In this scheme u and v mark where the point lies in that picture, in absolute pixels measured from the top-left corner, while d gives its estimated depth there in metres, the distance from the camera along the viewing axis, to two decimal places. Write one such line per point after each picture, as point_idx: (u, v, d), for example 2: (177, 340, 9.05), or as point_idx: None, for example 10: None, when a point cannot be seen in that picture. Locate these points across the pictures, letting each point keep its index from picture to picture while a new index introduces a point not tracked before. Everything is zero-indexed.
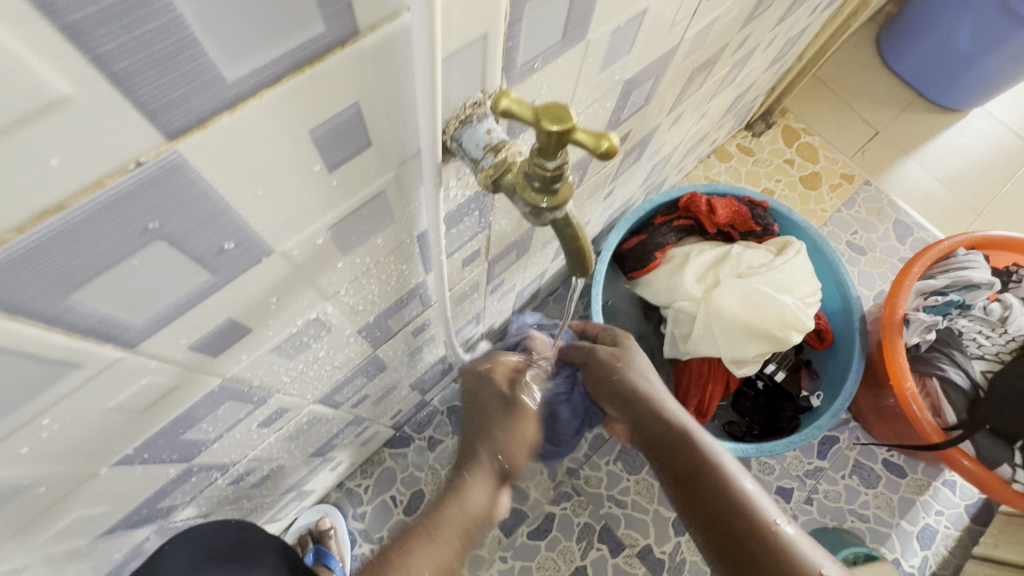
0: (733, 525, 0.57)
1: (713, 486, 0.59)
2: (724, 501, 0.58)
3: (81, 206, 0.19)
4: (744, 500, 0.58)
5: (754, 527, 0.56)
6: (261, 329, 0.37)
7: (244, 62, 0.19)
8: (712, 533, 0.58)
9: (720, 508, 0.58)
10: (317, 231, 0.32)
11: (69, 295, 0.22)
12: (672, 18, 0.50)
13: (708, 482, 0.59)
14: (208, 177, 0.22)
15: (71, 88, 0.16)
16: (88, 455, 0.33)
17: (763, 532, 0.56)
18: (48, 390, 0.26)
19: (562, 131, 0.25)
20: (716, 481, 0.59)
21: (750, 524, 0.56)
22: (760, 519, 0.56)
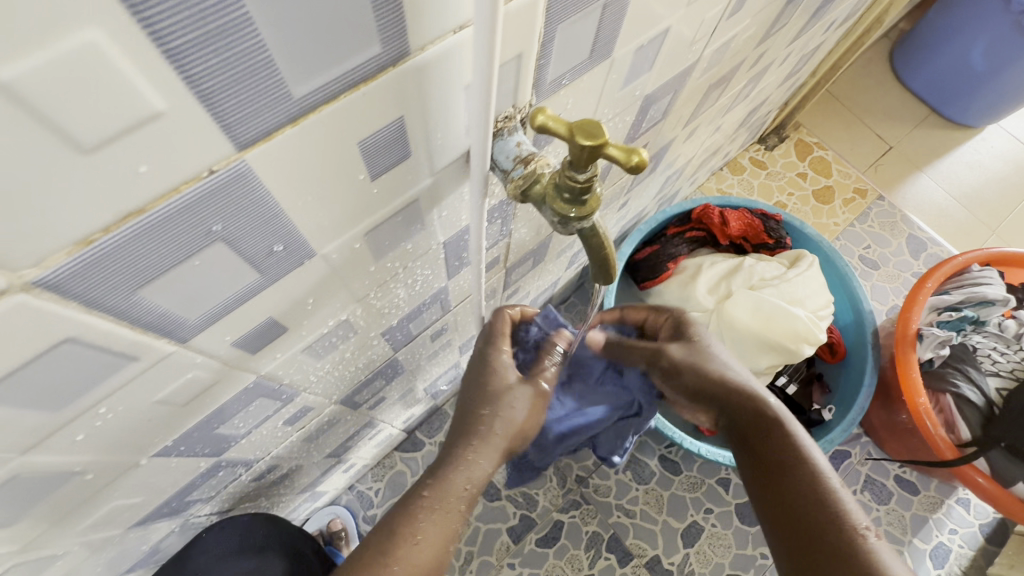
0: (810, 517, 0.49)
1: (800, 477, 0.51)
2: (813, 496, 0.50)
3: (158, 209, 0.21)
4: (832, 499, 0.49)
5: (839, 529, 0.48)
6: (296, 329, 0.38)
7: (310, 80, 0.21)
8: (792, 538, 0.49)
9: (800, 501, 0.50)
10: (355, 236, 0.34)
11: (137, 290, 0.24)
12: (690, 38, 0.51)
13: (791, 476, 0.51)
14: (266, 184, 0.24)
15: (164, 105, 0.18)
16: (134, 443, 0.35)
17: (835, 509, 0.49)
18: (107, 381, 0.28)
19: (594, 146, 0.27)
20: (804, 468, 0.51)
21: (836, 517, 0.48)
22: (850, 523, 0.48)
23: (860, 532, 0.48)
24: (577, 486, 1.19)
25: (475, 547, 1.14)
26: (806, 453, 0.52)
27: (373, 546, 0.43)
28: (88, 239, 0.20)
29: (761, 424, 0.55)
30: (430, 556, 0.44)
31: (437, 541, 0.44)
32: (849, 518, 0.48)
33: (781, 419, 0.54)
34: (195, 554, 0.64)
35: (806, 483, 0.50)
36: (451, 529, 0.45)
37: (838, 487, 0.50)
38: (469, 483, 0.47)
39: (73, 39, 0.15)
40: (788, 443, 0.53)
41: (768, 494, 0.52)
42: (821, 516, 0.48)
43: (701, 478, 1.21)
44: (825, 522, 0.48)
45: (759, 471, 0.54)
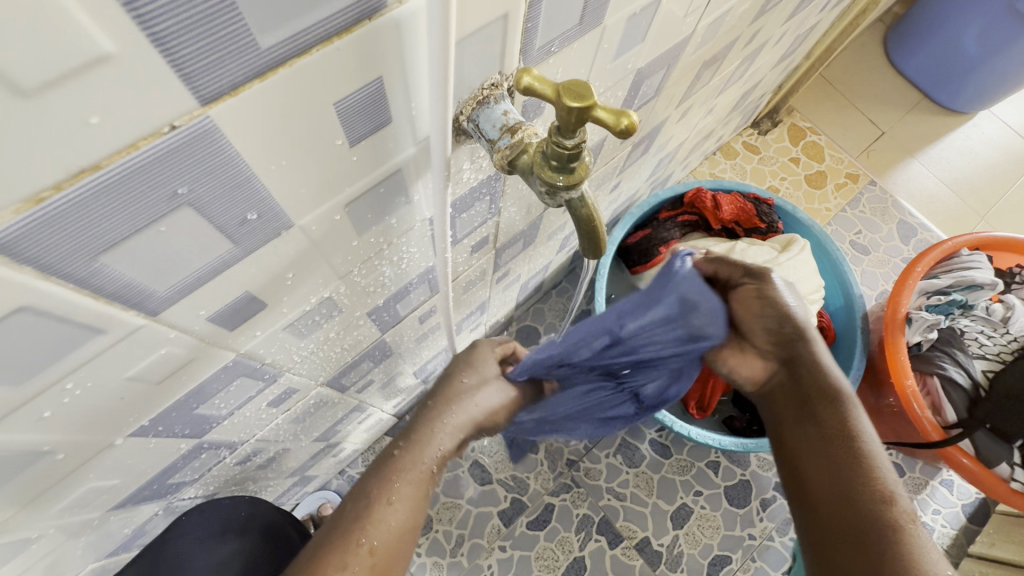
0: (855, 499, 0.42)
1: (834, 443, 0.44)
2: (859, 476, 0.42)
3: (114, 166, 0.20)
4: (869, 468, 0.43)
5: (868, 508, 0.41)
6: (276, 305, 0.37)
7: (279, 29, 0.20)
8: (818, 513, 0.43)
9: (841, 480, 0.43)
10: (334, 208, 0.32)
11: (97, 257, 0.23)
12: (683, 10, 0.50)
13: (826, 439, 0.45)
14: (235, 144, 0.23)
15: (114, 47, 0.17)
16: (107, 423, 0.34)
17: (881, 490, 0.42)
18: (73, 354, 0.26)
19: (582, 108, 0.26)
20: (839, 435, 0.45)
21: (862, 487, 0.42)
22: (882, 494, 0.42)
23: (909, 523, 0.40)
24: (568, 470, 1.20)
25: (466, 530, 1.15)
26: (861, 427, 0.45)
27: (348, 515, 0.43)
28: (37, 198, 0.19)
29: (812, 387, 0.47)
30: (408, 515, 0.45)
31: (414, 502, 0.46)
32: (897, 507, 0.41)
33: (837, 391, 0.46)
34: (178, 537, 0.63)
35: (851, 456, 0.44)
36: (426, 485, 0.47)
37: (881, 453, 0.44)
38: (440, 443, 0.48)
39: None
40: (824, 399, 0.46)
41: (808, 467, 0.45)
42: (854, 487, 0.42)
43: (691, 461, 1.22)
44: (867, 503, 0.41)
45: (803, 444, 0.47)
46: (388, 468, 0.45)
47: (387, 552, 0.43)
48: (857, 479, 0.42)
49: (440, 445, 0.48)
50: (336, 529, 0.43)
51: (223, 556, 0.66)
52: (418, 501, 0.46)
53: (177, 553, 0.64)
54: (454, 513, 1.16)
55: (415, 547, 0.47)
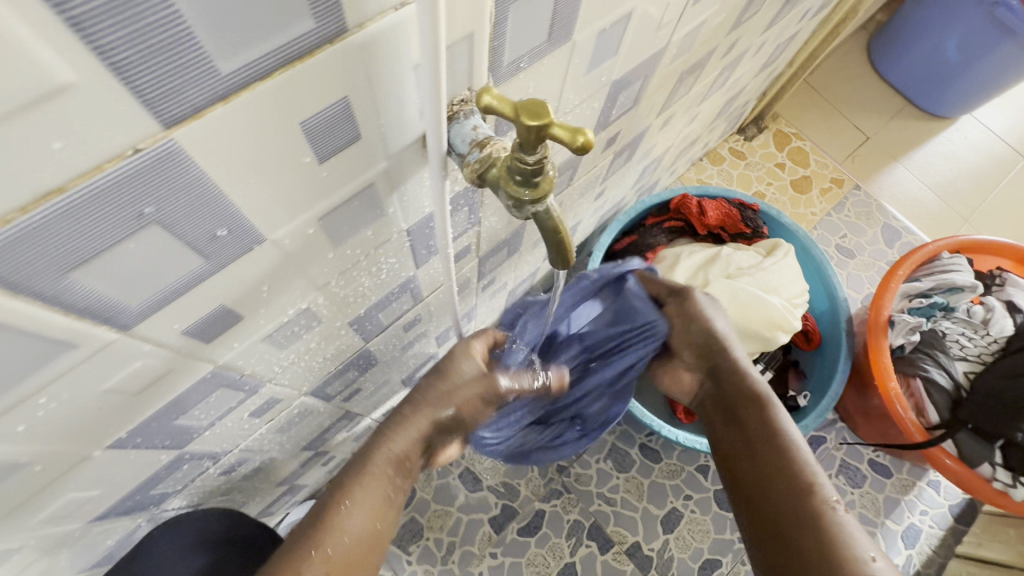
0: (777, 493, 0.51)
1: (768, 461, 0.53)
2: (784, 470, 0.51)
3: (79, 187, 0.20)
4: (803, 483, 0.50)
5: (805, 516, 0.48)
6: (253, 317, 0.38)
7: (239, 55, 0.21)
8: (761, 519, 0.51)
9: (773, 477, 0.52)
10: (307, 221, 0.33)
11: (67, 275, 0.23)
12: (656, 24, 0.51)
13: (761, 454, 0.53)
14: (200, 164, 0.24)
15: (74, 76, 0.17)
16: (84, 435, 0.34)
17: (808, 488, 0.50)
18: (45, 368, 0.27)
19: (540, 125, 0.26)
20: (776, 451, 0.53)
21: (801, 501, 0.49)
22: (817, 498, 0.49)
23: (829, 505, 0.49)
24: (559, 475, 1.21)
25: (457, 537, 1.15)
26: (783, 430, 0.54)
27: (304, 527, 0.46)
28: (4, 220, 0.19)
29: (744, 400, 0.57)
30: (360, 527, 0.46)
31: (366, 516, 0.47)
32: (817, 492, 0.49)
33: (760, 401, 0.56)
34: (161, 549, 0.63)
35: (777, 462, 0.52)
36: (379, 496, 0.48)
37: (810, 464, 0.52)
38: (394, 449, 0.49)
39: None
40: (763, 426, 0.55)
41: (745, 470, 0.54)
42: (782, 485, 0.50)
43: (681, 465, 1.23)
44: (798, 498, 0.49)
45: (738, 447, 0.56)
46: (343, 479, 0.47)
47: (343, 561, 0.45)
48: (787, 493, 0.50)
49: (394, 453, 0.49)
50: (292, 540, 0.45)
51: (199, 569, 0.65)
52: (371, 512, 0.47)
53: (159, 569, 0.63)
54: (445, 521, 1.16)
55: (375, 555, 0.48)
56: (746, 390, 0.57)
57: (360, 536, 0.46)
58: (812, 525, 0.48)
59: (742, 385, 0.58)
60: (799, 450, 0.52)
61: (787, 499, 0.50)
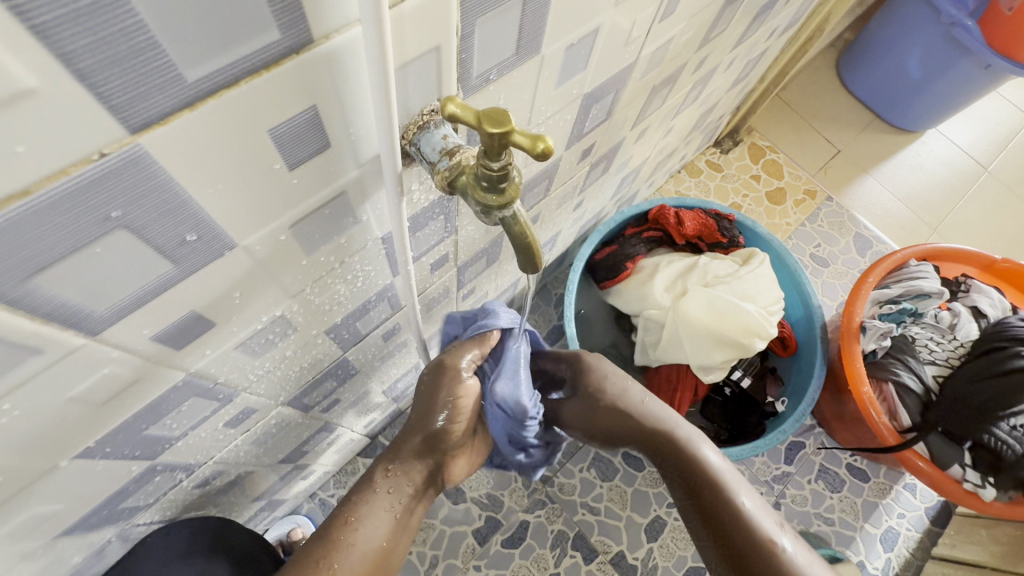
0: (733, 538, 0.61)
1: (719, 506, 0.62)
2: (730, 519, 0.61)
3: (44, 191, 0.21)
4: (748, 521, 0.61)
5: (758, 550, 0.59)
6: (225, 324, 0.38)
7: (205, 63, 0.21)
8: (724, 555, 0.61)
9: (722, 523, 0.61)
10: (280, 227, 0.34)
11: (32, 278, 0.23)
12: (624, 39, 0.53)
13: (709, 502, 0.62)
14: (169, 169, 0.24)
15: (37, 81, 0.18)
16: (49, 445, 0.34)
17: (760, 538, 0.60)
18: (8, 374, 0.27)
19: (502, 133, 0.27)
20: (716, 497, 0.62)
21: (751, 540, 0.60)
22: (768, 542, 0.60)
23: (772, 545, 0.60)
24: (542, 486, 1.20)
25: (440, 551, 1.14)
26: (720, 482, 0.63)
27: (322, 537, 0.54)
28: None
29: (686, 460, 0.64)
30: (367, 542, 0.54)
31: (374, 532, 0.55)
32: (759, 535, 0.60)
33: (689, 449, 0.64)
34: (138, 562, 0.62)
35: (719, 506, 0.62)
36: (386, 514, 0.56)
37: (748, 504, 0.62)
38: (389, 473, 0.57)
39: None
40: (704, 479, 0.63)
41: (700, 515, 0.63)
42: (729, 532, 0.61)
43: None
44: (751, 546, 0.59)
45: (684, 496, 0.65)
46: (355, 496, 0.56)
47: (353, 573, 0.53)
48: (743, 535, 0.60)
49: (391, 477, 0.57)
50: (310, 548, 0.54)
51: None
52: (379, 528, 0.55)
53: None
54: (428, 534, 1.15)
55: (385, 569, 0.56)
56: (676, 446, 0.65)
57: (369, 551, 0.54)
58: (759, 559, 0.59)
59: (669, 440, 0.65)
60: (738, 498, 0.62)
61: (742, 542, 0.60)
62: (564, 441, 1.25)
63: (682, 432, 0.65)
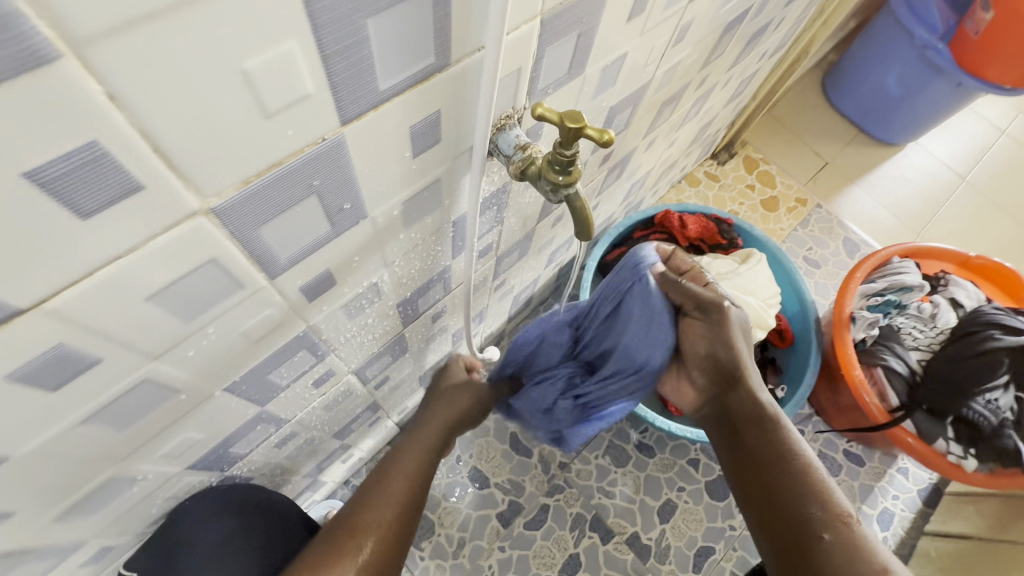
0: (805, 505, 0.58)
1: (798, 473, 0.60)
2: (804, 484, 0.60)
3: (289, 162, 0.31)
4: (822, 489, 0.59)
5: (830, 518, 0.57)
6: (341, 284, 0.48)
7: (392, 78, 0.32)
8: (789, 524, 0.58)
9: (791, 490, 0.60)
10: (395, 204, 0.44)
11: (259, 227, 0.34)
12: (644, 62, 0.65)
13: (785, 469, 0.61)
14: (351, 152, 0.35)
15: (313, 91, 0.28)
16: (216, 372, 0.43)
17: (834, 510, 0.58)
18: (220, 303, 0.37)
19: (577, 127, 0.38)
20: (793, 463, 0.61)
21: (823, 509, 0.58)
22: (839, 513, 0.58)
23: (847, 519, 0.57)
24: (560, 472, 1.29)
25: (467, 532, 1.21)
26: (798, 450, 0.62)
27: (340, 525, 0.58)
28: (246, 181, 0.30)
29: (768, 423, 0.63)
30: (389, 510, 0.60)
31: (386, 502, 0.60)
32: (835, 506, 0.58)
33: (773, 417, 0.64)
34: (180, 520, 0.62)
35: (796, 470, 0.61)
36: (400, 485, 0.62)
37: (822, 476, 0.61)
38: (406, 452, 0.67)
39: (283, 48, 0.25)
40: (782, 445, 0.62)
41: (766, 481, 0.61)
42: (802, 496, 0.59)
43: (673, 459, 1.32)
44: (823, 515, 0.57)
45: (755, 463, 0.63)
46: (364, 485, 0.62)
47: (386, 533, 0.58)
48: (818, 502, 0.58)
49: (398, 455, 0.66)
50: (337, 535, 0.57)
51: (227, 534, 0.67)
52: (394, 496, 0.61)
53: (182, 537, 0.62)
54: (455, 517, 1.22)
55: (401, 542, 0.60)
56: (761, 411, 0.64)
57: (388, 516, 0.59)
58: (834, 531, 0.56)
59: (756, 406, 0.64)
60: (812, 467, 0.61)
61: (813, 512, 0.58)
62: None
63: (767, 399, 0.64)
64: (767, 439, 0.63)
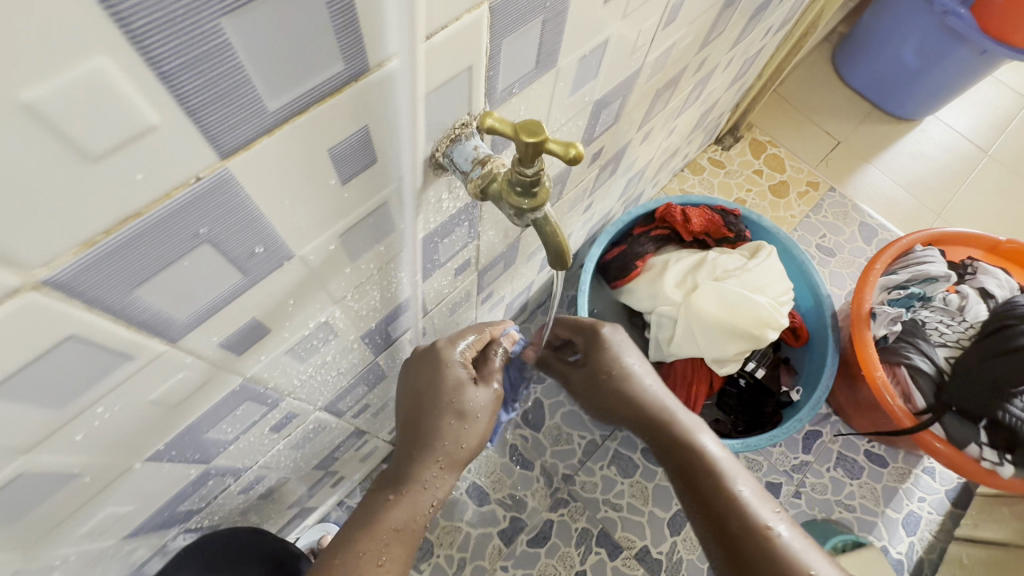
0: (727, 521, 0.59)
1: (717, 493, 0.61)
2: (726, 502, 0.60)
3: (152, 213, 0.24)
4: (738, 505, 0.59)
5: (749, 532, 0.58)
6: (278, 330, 0.41)
7: (282, 95, 0.24)
8: (716, 533, 0.60)
9: (720, 509, 0.60)
10: (330, 238, 0.37)
11: (133, 290, 0.26)
12: (630, 48, 0.56)
13: (706, 492, 0.61)
14: (246, 188, 0.27)
15: (158, 119, 0.21)
16: (128, 446, 0.37)
17: (756, 527, 0.58)
18: (106, 379, 0.30)
19: (536, 142, 0.31)
20: (712, 480, 0.61)
21: (743, 521, 0.59)
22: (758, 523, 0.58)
23: (767, 531, 0.58)
24: (564, 484, 1.23)
25: (467, 552, 1.16)
26: (715, 467, 0.62)
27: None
28: (91, 242, 0.23)
29: (684, 446, 0.64)
30: None
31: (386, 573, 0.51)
32: (754, 520, 0.58)
33: (688, 437, 0.64)
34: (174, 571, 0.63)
35: (715, 487, 0.61)
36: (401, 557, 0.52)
37: (743, 491, 0.60)
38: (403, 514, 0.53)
39: (86, 64, 0.18)
40: (698, 464, 0.62)
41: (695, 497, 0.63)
42: (725, 514, 0.60)
43: None
44: (748, 538, 0.58)
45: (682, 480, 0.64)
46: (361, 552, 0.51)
47: None
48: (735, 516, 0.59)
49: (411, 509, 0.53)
50: None
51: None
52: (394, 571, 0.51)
53: None
54: (454, 537, 1.17)
55: None
56: (675, 436, 0.65)
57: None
58: (757, 548, 0.57)
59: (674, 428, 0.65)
60: (732, 482, 0.61)
61: (738, 530, 0.58)
62: (583, 439, 1.27)
63: (682, 420, 0.65)
64: (684, 458, 0.64)
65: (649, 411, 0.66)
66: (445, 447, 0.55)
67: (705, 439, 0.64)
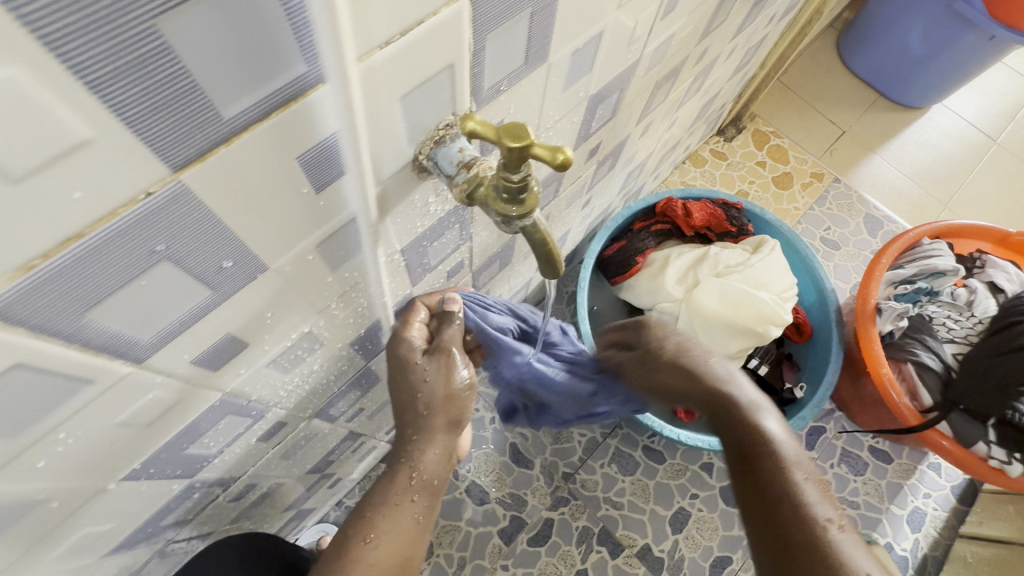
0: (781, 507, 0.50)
1: (773, 477, 0.52)
2: (780, 489, 0.51)
3: (97, 232, 0.22)
4: (795, 491, 0.51)
5: (803, 521, 0.49)
6: (258, 343, 0.39)
7: (238, 101, 0.22)
8: (760, 518, 0.51)
9: (772, 493, 0.51)
10: (307, 248, 0.35)
11: (85, 313, 0.25)
12: (627, 39, 0.54)
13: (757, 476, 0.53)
14: (207, 203, 0.25)
15: (92, 132, 0.19)
16: (99, 468, 0.35)
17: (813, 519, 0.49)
18: (66, 404, 0.28)
19: (521, 147, 0.29)
20: (770, 463, 0.53)
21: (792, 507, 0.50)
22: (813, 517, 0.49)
23: (823, 524, 0.49)
24: (565, 482, 1.21)
25: (467, 552, 1.15)
26: (777, 451, 0.53)
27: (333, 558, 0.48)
28: (28, 266, 0.21)
29: (740, 424, 0.56)
30: (388, 554, 0.48)
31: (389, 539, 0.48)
32: (811, 510, 0.50)
33: (750, 415, 0.55)
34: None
35: (772, 469, 0.52)
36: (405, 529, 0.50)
37: (802, 481, 0.52)
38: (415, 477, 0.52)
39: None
40: (758, 443, 0.54)
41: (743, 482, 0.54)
42: (779, 498, 0.51)
43: (685, 464, 1.24)
44: (802, 528, 0.49)
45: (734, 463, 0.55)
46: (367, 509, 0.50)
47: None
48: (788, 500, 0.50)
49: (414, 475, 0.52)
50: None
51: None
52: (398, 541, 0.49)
53: None
54: (454, 536, 1.16)
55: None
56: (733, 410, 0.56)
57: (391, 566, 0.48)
58: (809, 539, 0.48)
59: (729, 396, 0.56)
60: (793, 470, 0.52)
61: (792, 519, 0.50)
62: (584, 437, 1.25)
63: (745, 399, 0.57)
64: (740, 438, 0.55)
65: (704, 384, 0.58)
66: (438, 412, 0.53)
67: (769, 423, 0.55)
